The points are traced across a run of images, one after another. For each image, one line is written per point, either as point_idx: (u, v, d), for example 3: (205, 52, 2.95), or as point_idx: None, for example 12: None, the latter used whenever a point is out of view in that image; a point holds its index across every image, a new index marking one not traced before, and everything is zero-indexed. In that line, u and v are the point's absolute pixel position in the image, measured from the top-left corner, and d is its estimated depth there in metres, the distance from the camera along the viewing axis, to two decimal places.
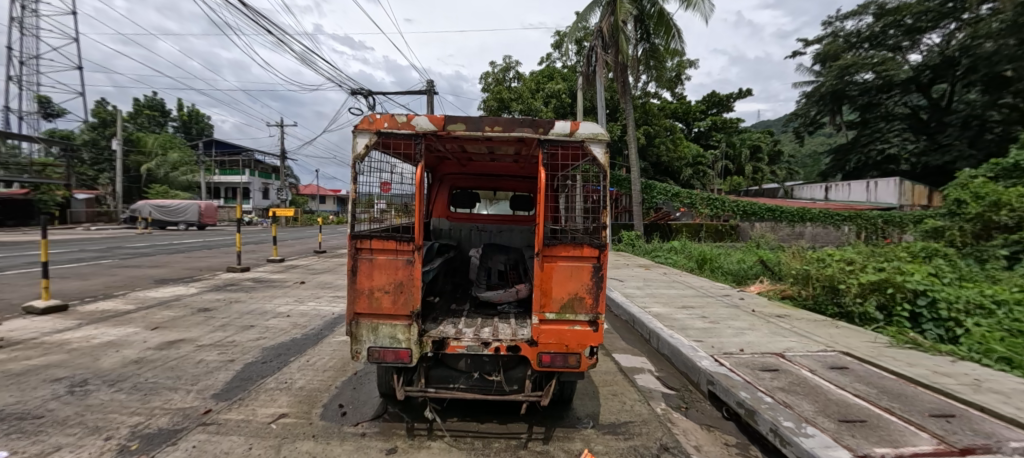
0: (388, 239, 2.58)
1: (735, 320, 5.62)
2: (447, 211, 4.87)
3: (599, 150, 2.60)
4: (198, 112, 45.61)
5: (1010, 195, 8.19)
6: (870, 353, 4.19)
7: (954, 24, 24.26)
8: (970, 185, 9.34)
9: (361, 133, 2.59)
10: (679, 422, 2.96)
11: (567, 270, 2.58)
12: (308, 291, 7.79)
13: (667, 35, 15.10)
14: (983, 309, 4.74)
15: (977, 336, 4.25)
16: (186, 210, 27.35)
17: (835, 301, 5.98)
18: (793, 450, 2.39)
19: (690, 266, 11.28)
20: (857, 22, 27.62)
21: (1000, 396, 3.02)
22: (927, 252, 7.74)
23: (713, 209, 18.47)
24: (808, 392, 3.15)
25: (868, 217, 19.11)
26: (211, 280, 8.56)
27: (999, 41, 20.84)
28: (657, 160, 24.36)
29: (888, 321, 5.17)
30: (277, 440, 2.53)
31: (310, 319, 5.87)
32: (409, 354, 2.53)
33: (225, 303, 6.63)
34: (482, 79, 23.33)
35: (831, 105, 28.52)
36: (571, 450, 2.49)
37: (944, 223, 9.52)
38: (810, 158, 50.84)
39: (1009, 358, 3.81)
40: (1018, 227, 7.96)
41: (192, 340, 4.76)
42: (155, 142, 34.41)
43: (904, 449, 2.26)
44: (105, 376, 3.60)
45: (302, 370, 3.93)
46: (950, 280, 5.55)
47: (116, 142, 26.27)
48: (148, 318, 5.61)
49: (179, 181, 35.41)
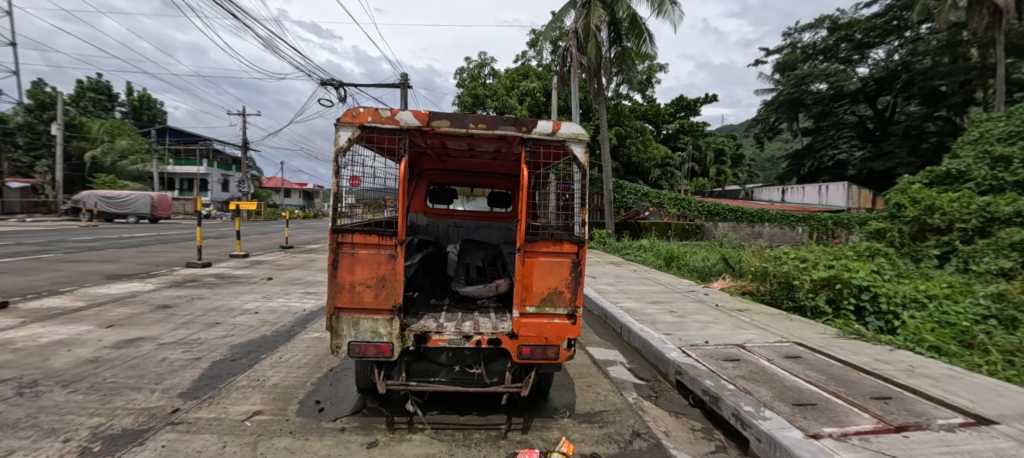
0: (370, 233, 2.58)
1: (702, 314, 5.91)
2: (425, 207, 4.85)
3: (580, 149, 2.70)
4: (150, 97, 42.78)
5: (942, 199, 8.98)
6: (820, 343, 4.53)
7: (898, 41, 26.20)
8: (909, 191, 10.22)
9: (344, 127, 2.57)
10: (649, 410, 3.13)
11: (548, 266, 2.68)
12: (276, 287, 7.54)
13: (640, 38, 15.46)
14: (917, 302, 5.20)
15: (911, 327, 4.68)
16: (136, 201, 25.43)
17: (789, 296, 6.43)
18: (753, 432, 2.58)
19: (658, 263, 11.69)
20: (814, 35, 29.34)
21: (932, 380, 3.35)
22: (871, 251, 8.38)
23: (681, 209, 19.22)
24: (766, 380, 3.39)
25: (820, 218, 20.45)
26: (170, 276, 8.10)
27: (936, 58, 23.23)
28: (628, 160, 24.99)
29: (836, 313, 5.61)
30: (253, 437, 2.50)
31: (281, 316, 5.70)
32: (391, 348, 2.56)
33: (187, 300, 6.33)
34: (457, 74, 23.13)
35: (789, 112, 30.17)
36: (550, 439, 2.59)
37: (886, 225, 10.33)
38: (769, 163, 53.42)
39: (938, 346, 4.23)
40: (948, 230, 8.70)
41: (153, 338, 4.54)
42: (101, 128, 32.39)
43: (849, 428, 2.50)
44: (58, 376, 3.39)
45: (276, 367, 3.85)
46: (890, 276, 6.06)
47: (56, 126, 23.88)
48: (102, 315, 5.28)
49: (128, 170, 33.07)
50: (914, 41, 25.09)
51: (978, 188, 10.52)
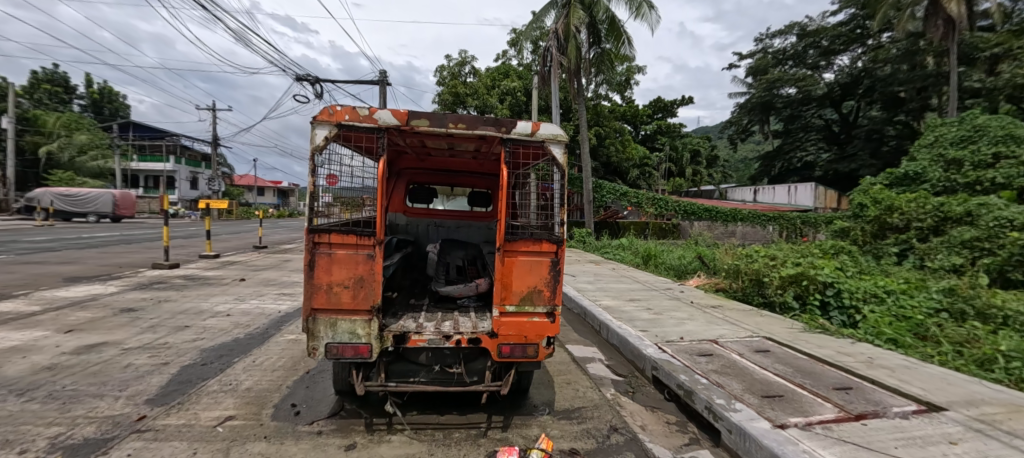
0: (348, 233, 2.55)
1: (677, 311, 6.07)
2: (405, 206, 4.80)
3: (559, 150, 2.73)
4: (111, 90, 40.73)
5: (901, 200, 9.46)
6: (788, 337, 4.73)
7: (861, 48, 27.43)
8: (871, 192, 10.76)
9: (321, 125, 2.53)
10: (626, 405, 3.20)
11: (527, 265, 2.70)
12: (249, 289, 7.33)
13: (619, 40, 15.68)
14: (876, 297, 5.49)
15: (871, 321, 4.94)
16: (97, 199, 24.18)
17: (759, 292, 6.66)
18: (725, 424, 2.67)
19: (636, 262, 11.93)
20: (783, 41, 30.41)
21: (888, 371, 3.55)
22: (836, 248, 8.78)
23: (658, 208, 19.65)
24: (737, 373, 3.52)
25: (789, 218, 21.23)
26: (134, 278, 7.75)
27: (895, 65, 24.24)
28: (607, 160, 25.34)
29: (803, 308, 5.85)
30: (225, 443, 2.43)
31: (254, 318, 5.55)
32: (369, 349, 2.52)
33: (153, 302, 6.08)
34: (437, 72, 22.88)
35: (760, 114, 31.18)
36: (529, 436, 2.63)
37: (849, 224, 10.80)
38: (742, 163, 55.08)
39: (895, 339, 4.49)
40: (906, 228, 9.19)
41: (116, 343, 4.35)
42: (57, 122, 30.67)
43: (813, 418, 2.63)
44: (11, 385, 3.22)
45: (248, 371, 3.74)
46: (853, 273, 6.36)
47: (7, 119, 22.46)
48: (59, 320, 5.01)
49: (88, 167, 31.40)
50: (875, 49, 26.37)
51: (933, 188, 11.15)
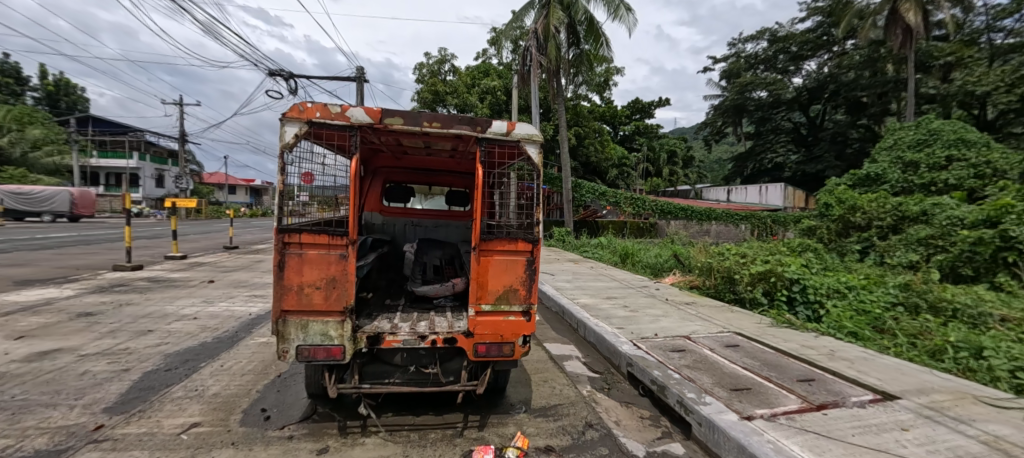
0: (319, 233, 2.50)
1: (652, 308, 6.20)
2: (381, 205, 4.72)
3: (534, 150, 2.75)
4: (68, 83, 38.58)
5: (863, 200, 9.92)
6: (756, 332, 4.90)
7: (828, 54, 28.58)
8: (835, 192, 11.26)
9: (290, 122, 2.46)
10: (602, 402, 3.24)
11: (503, 264, 2.71)
12: (218, 291, 7.08)
13: (597, 42, 15.86)
14: (838, 292, 5.74)
15: (834, 315, 5.15)
16: (53, 197, 22.87)
17: (731, 289, 6.86)
18: (695, 417, 2.74)
19: (614, 260, 12.12)
20: (755, 45, 31.39)
21: (848, 362, 3.73)
22: (803, 246, 9.14)
23: (636, 208, 20.03)
24: (708, 368, 3.62)
25: (761, 217, 21.94)
26: (93, 281, 7.36)
27: (858, 71, 25.44)
28: (586, 160, 25.61)
29: (771, 304, 6.07)
30: (189, 451, 2.35)
31: (222, 321, 5.36)
32: (342, 351, 2.47)
33: (113, 306, 5.79)
34: (416, 69, 22.62)
35: (734, 117, 32.12)
36: (505, 434, 2.63)
37: (816, 223, 11.27)
38: (717, 164, 56.55)
39: (856, 332, 4.70)
40: (867, 227, 9.62)
41: (71, 349, 4.12)
42: (7, 116, 28.83)
43: (778, 409, 2.73)
44: None
45: (216, 375, 3.62)
46: (818, 269, 6.64)
47: None
48: (8, 326, 4.71)
49: (43, 163, 29.65)
50: (840, 55, 27.54)
51: (892, 189, 11.75)
